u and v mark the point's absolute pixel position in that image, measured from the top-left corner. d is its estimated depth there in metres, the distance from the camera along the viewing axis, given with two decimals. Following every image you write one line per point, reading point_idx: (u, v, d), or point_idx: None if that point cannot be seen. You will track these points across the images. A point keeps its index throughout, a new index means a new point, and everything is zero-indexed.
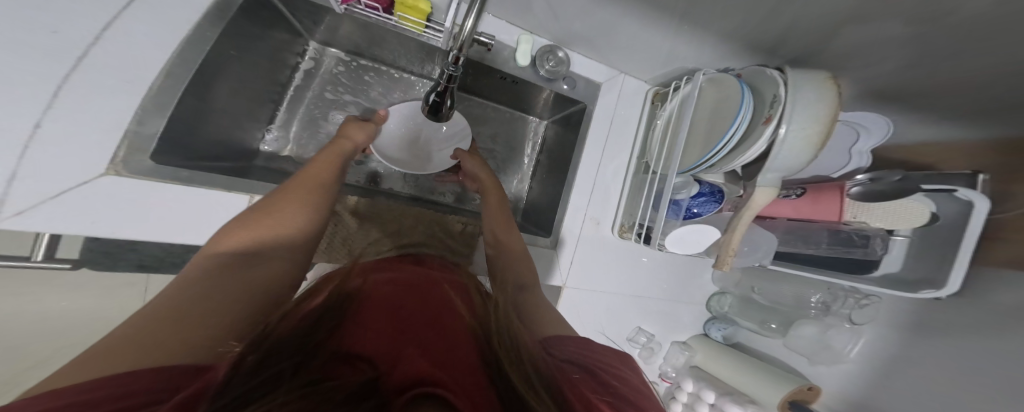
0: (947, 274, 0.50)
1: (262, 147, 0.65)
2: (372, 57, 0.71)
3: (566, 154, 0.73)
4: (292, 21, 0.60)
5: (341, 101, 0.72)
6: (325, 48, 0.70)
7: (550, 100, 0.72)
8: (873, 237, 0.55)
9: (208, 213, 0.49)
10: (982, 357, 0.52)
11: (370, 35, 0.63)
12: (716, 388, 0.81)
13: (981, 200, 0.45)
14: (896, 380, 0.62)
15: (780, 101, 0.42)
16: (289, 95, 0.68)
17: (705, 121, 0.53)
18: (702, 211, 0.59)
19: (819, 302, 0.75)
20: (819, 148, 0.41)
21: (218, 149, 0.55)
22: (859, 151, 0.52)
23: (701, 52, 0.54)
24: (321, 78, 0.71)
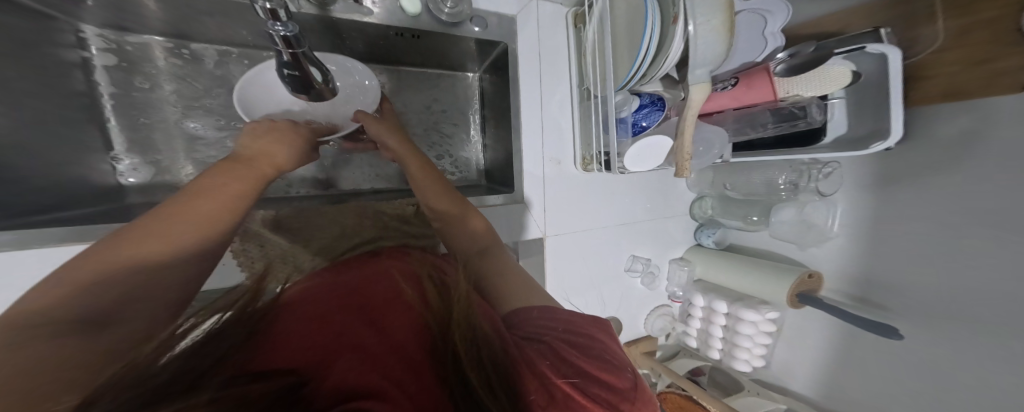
0: (888, 120, 0.50)
1: (124, 180, 0.58)
2: (209, 39, 0.61)
3: (504, 102, 0.68)
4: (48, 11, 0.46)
5: (204, 105, 0.63)
6: (123, 35, 0.57)
7: (470, 49, 0.66)
8: (811, 106, 0.55)
9: None
10: (946, 189, 0.55)
11: (186, 10, 0.52)
12: (725, 298, 0.86)
13: (893, 50, 0.47)
14: (869, 233, 0.67)
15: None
16: (108, 104, 0.57)
17: (622, 34, 0.51)
18: (649, 123, 0.57)
19: (787, 182, 0.76)
20: (729, 36, 0.41)
21: (62, 200, 0.48)
22: (772, 34, 0.53)
23: None
24: (152, 78, 0.60)
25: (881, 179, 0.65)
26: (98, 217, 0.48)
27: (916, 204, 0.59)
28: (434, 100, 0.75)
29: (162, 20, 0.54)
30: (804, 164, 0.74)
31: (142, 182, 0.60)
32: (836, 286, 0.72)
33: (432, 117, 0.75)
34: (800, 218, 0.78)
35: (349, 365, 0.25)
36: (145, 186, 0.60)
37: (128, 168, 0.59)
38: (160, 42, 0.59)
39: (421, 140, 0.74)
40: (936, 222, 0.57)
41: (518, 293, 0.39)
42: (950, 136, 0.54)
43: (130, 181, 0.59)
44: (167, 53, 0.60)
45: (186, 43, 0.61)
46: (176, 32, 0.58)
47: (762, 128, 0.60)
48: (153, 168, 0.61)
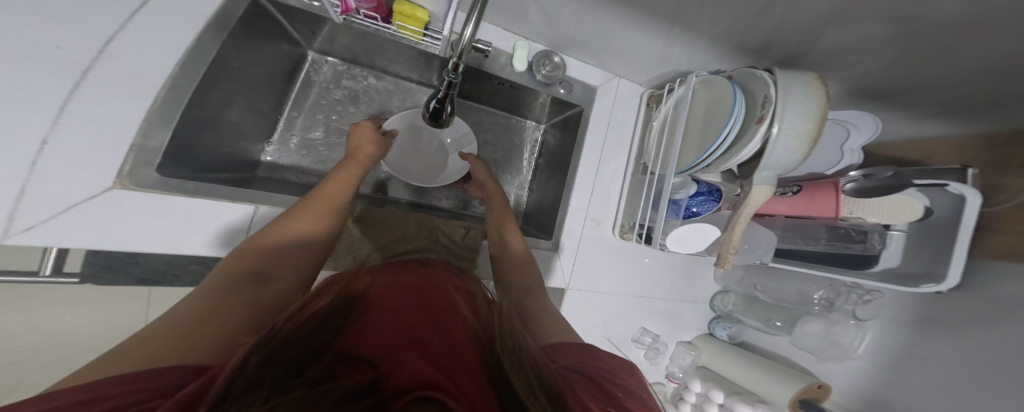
0: (946, 267, 0.50)
1: (265, 158, 0.66)
2: (368, 65, 0.72)
3: (565, 156, 0.73)
4: (291, 31, 0.60)
5: (330, 104, 0.72)
6: (323, 57, 0.71)
7: (547, 104, 0.73)
8: (870, 233, 0.57)
9: (192, 223, 0.47)
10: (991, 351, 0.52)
11: (368, 45, 0.64)
12: (724, 389, 0.80)
13: (974, 194, 0.46)
14: (901, 374, 0.63)
15: (771, 101, 0.43)
16: (292, 98, 0.69)
17: (701, 123, 0.54)
18: (701, 210, 0.59)
19: (823, 298, 0.76)
20: (812, 145, 0.41)
21: (219, 162, 0.56)
22: (851, 148, 0.55)
23: (693, 56, 0.55)
24: (320, 85, 0.71)
25: (919, 321, 0.62)
26: (234, 181, 0.54)
27: (961, 357, 0.55)
28: (493, 141, 0.82)
29: (336, 45, 0.66)
30: (845, 286, 0.72)
31: (275, 162, 0.67)
32: (842, 400, 0.71)
33: (490, 160, 0.82)
34: (825, 334, 0.74)
35: (413, 363, 0.31)
36: (277, 165, 0.67)
37: (274, 151, 0.67)
38: (333, 63, 0.72)
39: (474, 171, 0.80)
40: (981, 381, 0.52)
41: (548, 328, 0.43)
42: (1011, 293, 0.50)
43: (268, 160, 0.67)
44: (335, 68, 0.72)
45: (356, 67, 0.72)
46: (348, 55, 0.69)
47: (812, 242, 0.61)
48: (289, 153, 0.68)
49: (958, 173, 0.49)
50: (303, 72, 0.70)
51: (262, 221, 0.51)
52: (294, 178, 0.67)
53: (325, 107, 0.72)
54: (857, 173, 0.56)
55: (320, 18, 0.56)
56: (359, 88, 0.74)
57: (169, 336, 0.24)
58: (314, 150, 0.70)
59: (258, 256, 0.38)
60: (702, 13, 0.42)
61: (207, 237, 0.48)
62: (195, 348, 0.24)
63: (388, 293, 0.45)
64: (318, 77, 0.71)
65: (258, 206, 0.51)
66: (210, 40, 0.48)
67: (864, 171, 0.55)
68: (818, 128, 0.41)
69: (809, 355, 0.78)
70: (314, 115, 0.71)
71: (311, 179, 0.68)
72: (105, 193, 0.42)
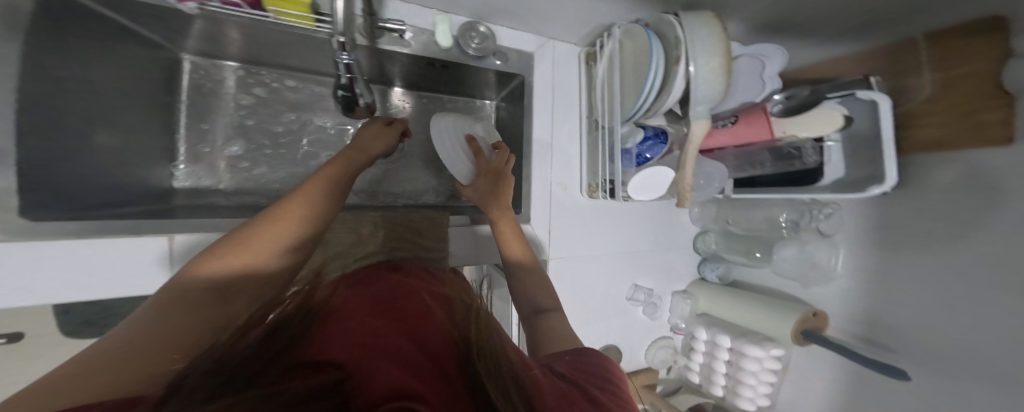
0: (884, 167, 0.52)
1: (177, 184, 0.62)
2: (275, 64, 0.67)
3: (517, 129, 0.73)
4: (142, 33, 0.53)
5: (242, 112, 0.67)
6: (218, 61, 0.65)
7: (489, 79, 0.71)
8: (804, 147, 0.59)
9: (93, 264, 0.45)
10: (941, 234, 0.55)
11: (263, 43, 0.59)
12: (730, 332, 0.84)
13: (884, 98, 0.50)
14: (879, 284, 0.64)
15: (680, 43, 0.45)
16: (183, 107, 0.63)
17: (630, 72, 0.55)
18: (653, 155, 0.59)
19: (790, 221, 0.81)
20: (727, 77, 0.45)
21: (124, 195, 0.52)
22: (771, 76, 0.58)
23: (612, 7, 0.55)
24: (227, 95, 0.66)
25: (883, 223, 0.64)
26: (146, 213, 0.52)
27: (914, 246, 0.59)
28: None
29: (229, 47, 0.61)
30: (805, 204, 0.76)
31: (192, 186, 0.63)
32: (842, 326, 0.71)
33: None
34: (801, 256, 0.78)
35: (385, 368, 0.27)
36: (194, 189, 0.63)
37: (185, 172, 0.63)
38: (232, 66, 0.66)
39: (433, 162, 0.79)
40: (937, 266, 0.56)
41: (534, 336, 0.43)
42: (946, 181, 0.53)
43: (182, 185, 0.62)
44: (239, 73, 0.67)
45: (262, 68, 0.67)
46: (248, 57, 0.64)
47: (764, 166, 0.65)
48: (202, 172, 0.64)
49: (863, 83, 0.55)
50: (185, 76, 0.63)
51: (180, 251, 0.49)
52: (227, 201, 0.64)
53: (245, 114, 0.67)
54: (781, 96, 0.61)
55: (172, 12, 0.50)
56: (281, 92, 0.69)
57: (75, 380, 0.18)
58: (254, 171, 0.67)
59: (203, 286, 0.31)
60: None
61: (134, 275, 0.47)
62: (117, 384, 0.18)
63: (353, 301, 0.41)
64: (216, 85, 0.66)
65: (172, 236, 0.48)
66: (8, 40, 0.39)
67: (787, 93, 0.61)
68: (727, 62, 0.45)
69: (794, 282, 0.80)
70: (239, 128, 0.67)
71: (248, 198, 0.65)
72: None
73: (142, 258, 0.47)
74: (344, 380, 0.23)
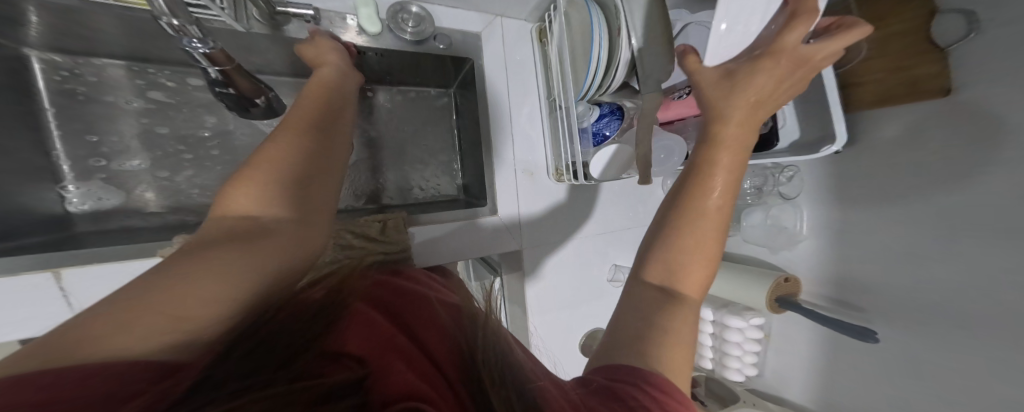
0: (833, 125, 0.54)
1: (70, 208, 0.53)
2: (168, 61, 0.57)
3: (472, 115, 0.69)
4: None
5: (143, 120, 0.57)
6: (95, 59, 0.54)
7: (438, 67, 0.67)
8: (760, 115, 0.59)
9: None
10: (902, 187, 0.56)
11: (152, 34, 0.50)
12: (713, 304, 0.85)
13: None
14: (834, 239, 0.67)
15: (621, 13, 0.44)
16: (49, 114, 0.53)
17: (579, 48, 0.53)
18: (610, 132, 0.57)
19: (752, 187, 0.80)
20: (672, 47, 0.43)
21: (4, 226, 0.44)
22: None
23: None
24: (113, 98, 0.56)
25: (836, 181, 0.67)
26: (37, 245, 0.45)
27: (872, 203, 0.61)
28: (410, 119, 0.74)
29: (106, 41, 0.51)
30: (767, 168, 0.77)
31: (93, 208, 0.55)
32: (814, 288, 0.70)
33: (404, 140, 0.74)
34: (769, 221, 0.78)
35: (405, 369, 0.25)
36: (95, 213, 0.54)
37: (78, 193, 0.54)
38: (117, 63, 0.55)
39: (391, 158, 0.72)
40: (888, 219, 0.58)
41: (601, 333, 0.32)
42: (892, 136, 0.57)
43: (80, 209, 0.54)
44: (122, 73, 0.56)
45: (150, 65, 0.57)
46: (131, 52, 0.54)
47: None
48: (101, 190, 0.55)
49: None
50: (39, 79, 0.51)
51: (74, 286, 0.43)
52: (146, 223, 0.56)
53: (149, 118, 0.58)
54: None
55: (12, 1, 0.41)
56: (189, 92, 0.60)
57: (121, 314, 0.18)
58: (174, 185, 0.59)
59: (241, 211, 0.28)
60: None
61: (33, 317, 0.42)
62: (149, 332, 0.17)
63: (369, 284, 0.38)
64: (102, 87, 0.55)
65: (58, 271, 0.42)
66: None
67: None
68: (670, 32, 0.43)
69: (765, 249, 0.79)
70: (144, 141, 0.57)
71: (176, 217, 0.58)
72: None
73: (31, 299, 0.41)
74: (365, 376, 0.22)
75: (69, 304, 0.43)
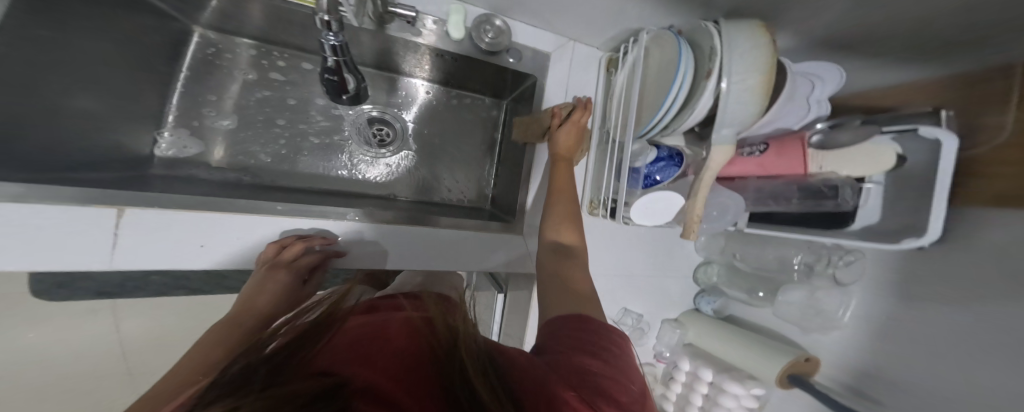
0: (928, 217, 0.45)
1: (160, 152, 0.61)
2: (286, 45, 0.65)
3: (518, 134, 0.69)
4: (155, 3, 0.52)
5: (263, 96, 0.67)
6: (233, 38, 0.64)
7: (498, 79, 0.68)
8: (841, 187, 0.50)
9: (46, 231, 0.39)
10: (965, 307, 0.47)
11: (278, 21, 0.58)
12: (713, 365, 0.79)
13: (949, 137, 0.40)
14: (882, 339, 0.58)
15: (715, 53, 0.40)
16: (184, 75, 0.63)
17: (654, 82, 0.50)
18: (664, 178, 0.54)
19: (803, 264, 0.73)
20: (766, 97, 0.39)
21: (105, 157, 0.51)
22: (818, 101, 0.47)
23: (642, 10, 0.50)
24: (241, 69, 0.66)
25: (907, 275, 0.55)
26: (114, 180, 0.49)
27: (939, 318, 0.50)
28: (457, 126, 0.76)
29: (247, 25, 0.60)
30: (826, 247, 0.69)
31: (173, 156, 0.62)
32: (835, 374, 0.65)
33: (441, 143, 0.75)
34: (808, 302, 0.70)
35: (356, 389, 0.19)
36: (176, 161, 0.62)
37: (170, 140, 0.62)
38: (247, 44, 0.65)
39: (432, 157, 0.75)
40: (949, 335, 0.49)
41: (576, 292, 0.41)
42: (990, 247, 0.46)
43: (165, 154, 0.61)
44: (251, 52, 0.65)
45: (273, 48, 0.66)
46: (260, 36, 0.63)
47: (793, 200, 0.56)
48: (188, 140, 0.63)
49: (931, 117, 0.44)
50: (192, 49, 0.62)
51: (129, 225, 0.43)
52: (208, 176, 0.62)
53: (255, 89, 0.67)
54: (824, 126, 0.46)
55: None
56: (297, 75, 0.69)
57: None
58: (248, 145, 0.66)
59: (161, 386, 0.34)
60: None
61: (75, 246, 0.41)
62: None
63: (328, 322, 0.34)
64: (230, 64, 0.65)
65: (123, 209, 0.43)
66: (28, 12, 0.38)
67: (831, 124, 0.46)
68: (770, 80, 0.39)
69: (795, 326, 0.74)
70: (244, 106, 0.66)
71: (233, 176, 0.63)
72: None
73: (92, 226, 0.41)
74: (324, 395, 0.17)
75: (116, 246, 0.43)
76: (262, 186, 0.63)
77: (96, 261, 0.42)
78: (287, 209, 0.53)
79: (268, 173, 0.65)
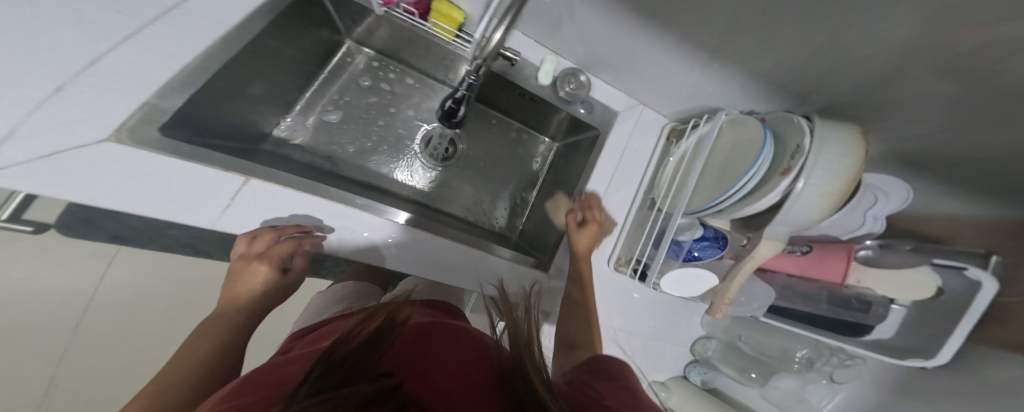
0: (938, 347, 0.48)
1: (277, 132, 0.64)
2: (404, 62, 0.71)
3: (572, 178, 0.72)
4: (335, 20, 0.61)
5: (375, 102, 0.71)
6: (359, 47, 0.69)
7: (562, 124, 0.72)
8: (874, 303, 0.53)
9: (183, 182, 0.44)
10: None
11: (406, 42, 0.65)
12: None
13: (990, 282, 0.40)
14: None
15: (803, 154, 0.38)
16: (324, 74, 0.68)
17: (716, 170, 0.51)
18: (703, 256, 0.56)
19: (804, 357, 0.75)
20: (835, 206, 0.38)
21: (230, 129, 0.54)
22: (874, 215, 0.45)
23: (729, 91, 0.52)
24: (358, 71, 0.70)
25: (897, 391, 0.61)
26: (235, 151, 0.53)
27: None
28: (507, 154, 0.79)
29: (379, 38, 0.66)
30: (830, 348, 0.70)
31: (285, 137, 0.65)
32: None
33: (482, 165, 0.77)
34: (798, 389, 0.77)
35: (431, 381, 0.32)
36: (283, 141, 0.64)
37: (291, 125, 0.66)
38: (367, 54, 0.70)
39: (474, 176, 0.76)
40: None
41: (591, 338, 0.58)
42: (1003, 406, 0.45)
43: (282, 135, 0.65)
44: (371, 61, 0.70)
45: (391, 62, 0.72)
46: (385, 48, 0.69)
47: (814, 303, 0.58)
48: (303, 126, 0.67)
49: (979, 258, 0.42)
50: (338, 56, 0.68)
51: (249, 191, 0.48)
52: (301, 157, 0.64)
53: (367, 94, 0.71)
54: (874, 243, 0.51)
55: (361, 11, 0.60)
56: (403, 87, 0.73)
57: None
58: (336, 137, 0.67)
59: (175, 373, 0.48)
60: (745, 41, 0.40)
61: (191, 202, 0.45)
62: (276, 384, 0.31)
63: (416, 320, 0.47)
64: (354, 70, 0.70)
65: (249, 179, 0.48)
66: None
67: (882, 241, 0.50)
68: (847, 192, 0.38)
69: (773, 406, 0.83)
70: (350, 105, 0.69)
71: (317, 159, 0.65)
72: (104, 147, 0.40)
73: (212, 186, 0.46)
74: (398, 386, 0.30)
75: (230, 206, 0.47)
76: (329, 172, 0.65)
77: (208, 219, 0.46)
78: (364, 204, 0.54)
79: (351, 164, 0.67)
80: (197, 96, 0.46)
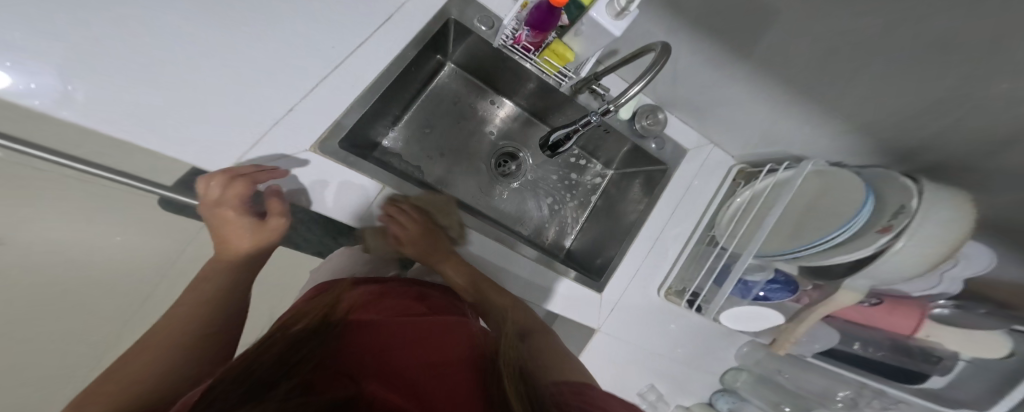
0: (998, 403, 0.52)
1: (384, 141, 0.67)
2: (492, 86, 0.75)
3: (636, 206, 0.75)
4: (449, 42, 0.64)
5: (462, 120, 0.75)
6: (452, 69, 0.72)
7: (625, 154, 0.76)
8: (943, 359, 0.55)
9: (346, 183, 0.49)
10: None
11: (504, 69, 0.67)
12: None
13: None
14: None
15: (906, 214, 0.39)
16: (427, 93, 0.70)
17: (794, 214, 0.53)
18: (772, 297, 0.57)
19: None
20: (930, 266, 0.40)
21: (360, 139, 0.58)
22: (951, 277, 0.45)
23: (819, 141, 0.55)
24: (449, 89, 0.72)
25: None
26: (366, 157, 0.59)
27: None
28: (565, 176, 0.81)
29: (481, 63, 0.69)
30: None
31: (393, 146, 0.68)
32: None
33: (539, 185, 0.79)
34: None
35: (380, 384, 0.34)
36: (389, 150, 0.67)
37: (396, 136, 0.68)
38: (450, 69, 0.71)
39: (531, 195, 0.78)
40: None
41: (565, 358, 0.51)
42: None
43: (387, 143, 0.67)
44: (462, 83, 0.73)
45: (482, 86, 0.75)
46: (481, 74, 0.72)
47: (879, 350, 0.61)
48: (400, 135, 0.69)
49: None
50: (443, 76, 0.71)
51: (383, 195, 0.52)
52: (400, 166, 0.67)
53: (458, 113, 0.74)
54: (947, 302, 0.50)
55: (465, 33, 0.61)
56: (488, 108, 0.76)
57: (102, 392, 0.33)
58: (421, 149, 0.70)
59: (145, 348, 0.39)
60: (855, 96, 0.43)
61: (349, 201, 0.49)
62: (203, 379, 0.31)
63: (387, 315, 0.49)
64: (451, 90, 0.73)
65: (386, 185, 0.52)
66: None
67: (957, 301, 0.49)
68: (944, 258, 0.39)
69: None
70: (443, 120, 0.73)
71: (410, 170, 0.68)
72: (303, 155, 0.46)
73: (360, 188, 0.50)
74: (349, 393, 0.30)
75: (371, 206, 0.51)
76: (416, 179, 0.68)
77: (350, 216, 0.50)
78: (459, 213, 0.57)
79: (434, 176, 0.70)
80: (367, 116, 0.55)
